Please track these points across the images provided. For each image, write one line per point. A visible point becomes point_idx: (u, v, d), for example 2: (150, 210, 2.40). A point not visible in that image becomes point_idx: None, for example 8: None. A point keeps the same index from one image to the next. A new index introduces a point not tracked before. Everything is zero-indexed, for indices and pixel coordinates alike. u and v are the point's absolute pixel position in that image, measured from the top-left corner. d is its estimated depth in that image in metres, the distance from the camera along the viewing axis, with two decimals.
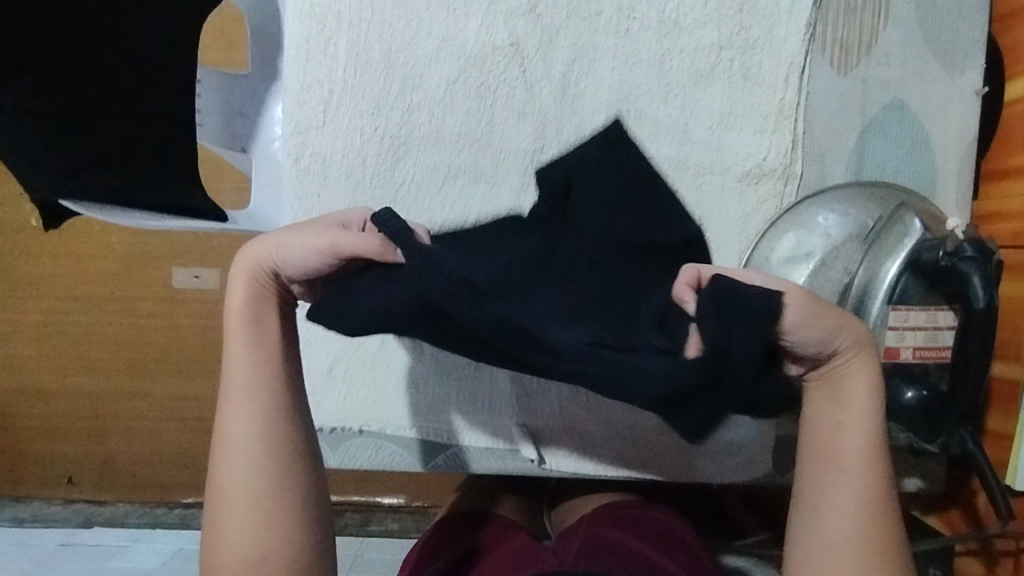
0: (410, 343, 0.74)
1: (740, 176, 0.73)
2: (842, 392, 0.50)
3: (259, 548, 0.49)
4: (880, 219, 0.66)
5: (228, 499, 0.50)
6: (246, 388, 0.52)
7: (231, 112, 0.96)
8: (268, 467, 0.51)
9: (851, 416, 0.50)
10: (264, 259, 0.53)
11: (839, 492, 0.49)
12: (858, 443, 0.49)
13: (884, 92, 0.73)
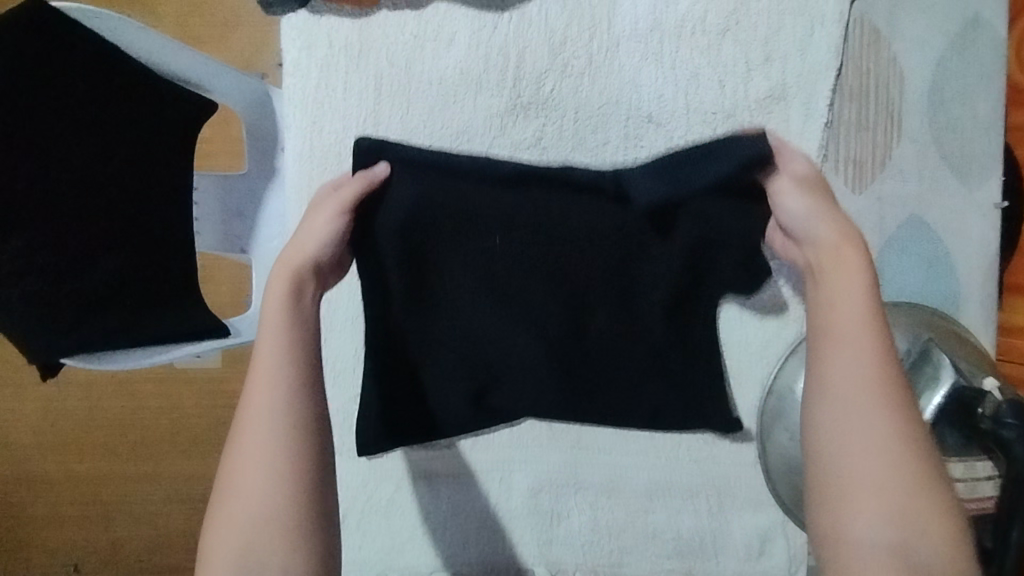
0: (427, 486, 0.72)
1: (756, 302, 0.71)
2: (775, 191, 0.54)
3: (268, 511, 0.44)
4: (909, 354, 0.64)
5: (237, 479, 0.45)
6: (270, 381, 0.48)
7: (226, 210, 0.75)
8: (285, 446, 0.46)
9: (839, 295, 0.46)
10: (287, 252, 0.55)
11: (848, 349, 0.43)
12: (826, 234, 0.50)
13: (901, 209, 0.71)
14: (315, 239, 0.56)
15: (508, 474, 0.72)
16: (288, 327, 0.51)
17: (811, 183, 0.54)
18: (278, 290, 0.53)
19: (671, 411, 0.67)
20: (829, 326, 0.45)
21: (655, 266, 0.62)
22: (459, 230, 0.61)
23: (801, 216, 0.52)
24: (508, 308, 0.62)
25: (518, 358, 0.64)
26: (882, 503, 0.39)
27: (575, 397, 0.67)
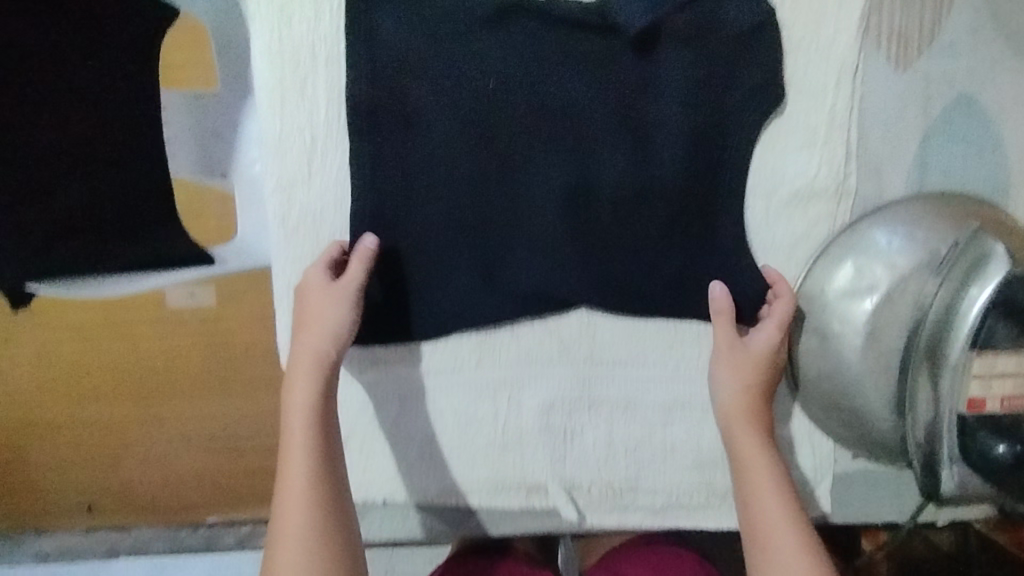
0: (432, 406, 0.68)
1: (787, 199, 0.64)
2: (724, 363, 0.61)
3: (308, 533, 0.52)
4: (956, 246, 0.58)
5: (283, 499, 0.53)
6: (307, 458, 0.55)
7: (204, 133, 0.75)
8: (319, 474, 0.55)
9: (749, 454, 0.57)
10: (309, 286, 0.61)
11: (764, 499, 0.54)
12: (735, 394, 0.60)
13: (949, 87, 0.63)
14: (328, 317, 0.60)
15: (518, 391, 0.68)
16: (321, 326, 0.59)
17: (755, 362, 0.60)
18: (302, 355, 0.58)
19: (685, 274, 0.64)
20: (747, 500, 0.55)
21: (664, 100, 0.62)
22: (455, 73, 0.61)
23: (736, 415, 0.59)
24: (505, 159, 0.62)
25: (523, 209, 0.63)
26: (787, 553, 0.52)
27: (595, 266, 0.64)
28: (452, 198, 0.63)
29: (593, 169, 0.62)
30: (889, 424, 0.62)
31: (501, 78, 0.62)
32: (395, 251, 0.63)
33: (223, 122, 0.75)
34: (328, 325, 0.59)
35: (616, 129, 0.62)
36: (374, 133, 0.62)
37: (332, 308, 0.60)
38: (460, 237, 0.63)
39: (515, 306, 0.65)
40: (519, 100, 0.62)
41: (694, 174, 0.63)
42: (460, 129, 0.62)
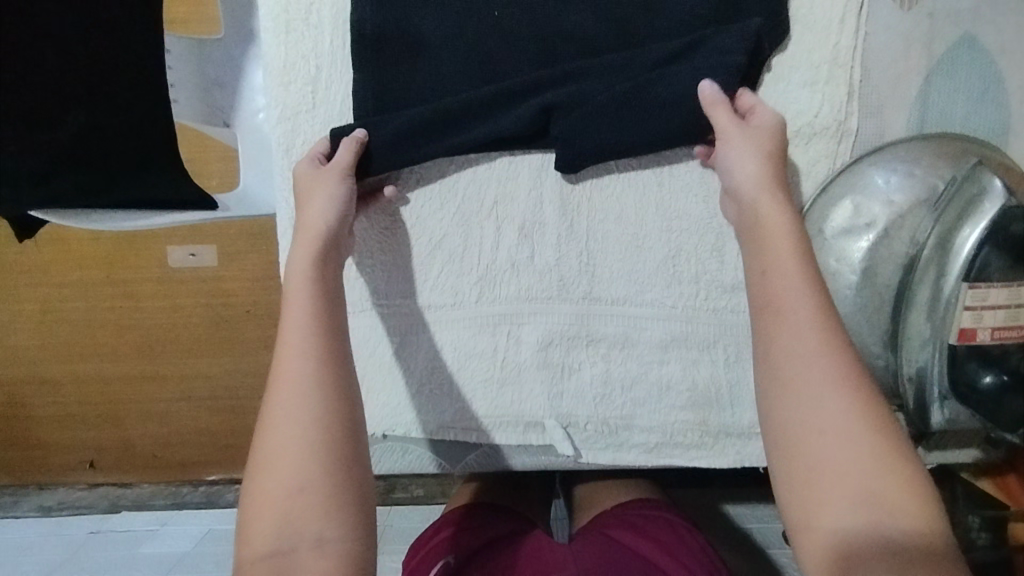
0: (432, 340, 0.69)
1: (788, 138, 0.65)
2: (731, 139, 0.59)
3: (304, 441, 0.50)
4: (952, 182, 0.59)
5: (279, 396, 0.51)
6: (303, 345, 0.53)
7: (207, 83, 0.81)
8: (318, 367, 0.53)
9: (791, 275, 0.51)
10: (314, 222, 0.60)
11: (808, 357, 0.48)
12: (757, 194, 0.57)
13: (954, 27, 0.63)
14: (323, 198, 0.61)
15: (516, 327, 0.69)
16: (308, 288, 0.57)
17: (770, 139, 0.59)
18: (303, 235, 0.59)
19: None
20: (774, 352, 0.49)
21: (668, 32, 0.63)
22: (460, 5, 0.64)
23: (756, 180, 0.57)
24: (506, 90, 0.63)
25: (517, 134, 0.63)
26: (828, 407, 0.46)
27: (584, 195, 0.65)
28: (452, 126, 0.64)
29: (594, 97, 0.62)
30: (882, 360, 0.63)
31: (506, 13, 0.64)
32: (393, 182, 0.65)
33: (223, 70, 0.82)
34: (323, 212, 0.60)
35: (619, 62, 0.63)
36: (380, 64, 0.64)
37: (323, 200, 0.61)
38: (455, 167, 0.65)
39: None
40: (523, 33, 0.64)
41: None
42: (462, 63, 0.64)
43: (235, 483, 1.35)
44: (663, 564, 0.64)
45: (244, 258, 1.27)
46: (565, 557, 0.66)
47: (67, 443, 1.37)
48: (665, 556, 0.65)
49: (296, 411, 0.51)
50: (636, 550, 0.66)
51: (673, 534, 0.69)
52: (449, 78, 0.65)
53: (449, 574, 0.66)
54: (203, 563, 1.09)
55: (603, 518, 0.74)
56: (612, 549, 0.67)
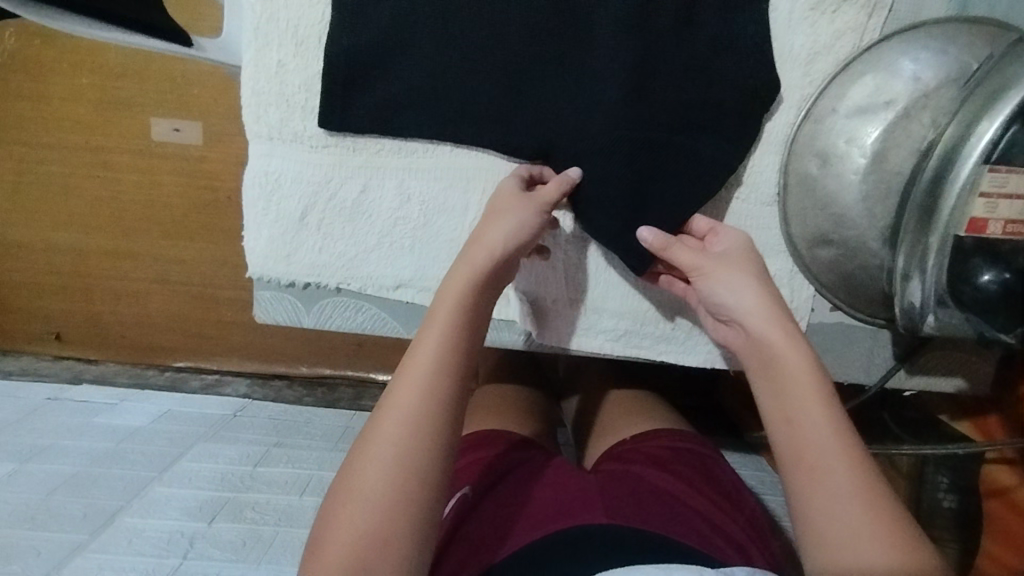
0: (398, 188, 0.64)
1: (814, 3, 0.58)
2: (711, 272, 0.56)
3: (396, 477, 0.44)
4: (989, 61, 0.52)
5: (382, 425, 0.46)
6: (423, 375, 0.47)
7: None
8: (433, 409, 0.46)
9: (807, 408, 0.49)
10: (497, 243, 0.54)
11: (820, 437, 0.47)
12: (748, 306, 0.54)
13: None
14: (508, 219, 0.55)
15: (485, 181, 0.63)
16: (451, 326, 0.50)
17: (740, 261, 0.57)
18: (473, 252, 0.53)
19: (694, 69, 0.58)
20: (795, 429, 0.48)
21: None
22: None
23: (761, 314, 0.53)
24: None
25: None
26: (842, 493, 0.45)
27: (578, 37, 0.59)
28: None
29: None
30: (879, 260, 0.58)
31: None
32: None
33: None
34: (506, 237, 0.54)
35: None
36: None
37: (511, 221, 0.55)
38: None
39: (502, 88, 0.59)
40: None
41: None
42: None
43: (201, 372, 1.27)
44: (706, 504, 0.59)
45: (228, 137, 1.17)
46: (596, 490, 0.58)
47: (30, 314, 1.29)
48: (700, 492, 0.60)
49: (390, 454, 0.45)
50: (668, 489, 0.59)
51: (704, 469, 0.64)
52: None
53: (465, 503, 0.59)
54: (157, 438, 0.96)
55: (618, 450, 0.67)
56: (644, 483, 0.59)
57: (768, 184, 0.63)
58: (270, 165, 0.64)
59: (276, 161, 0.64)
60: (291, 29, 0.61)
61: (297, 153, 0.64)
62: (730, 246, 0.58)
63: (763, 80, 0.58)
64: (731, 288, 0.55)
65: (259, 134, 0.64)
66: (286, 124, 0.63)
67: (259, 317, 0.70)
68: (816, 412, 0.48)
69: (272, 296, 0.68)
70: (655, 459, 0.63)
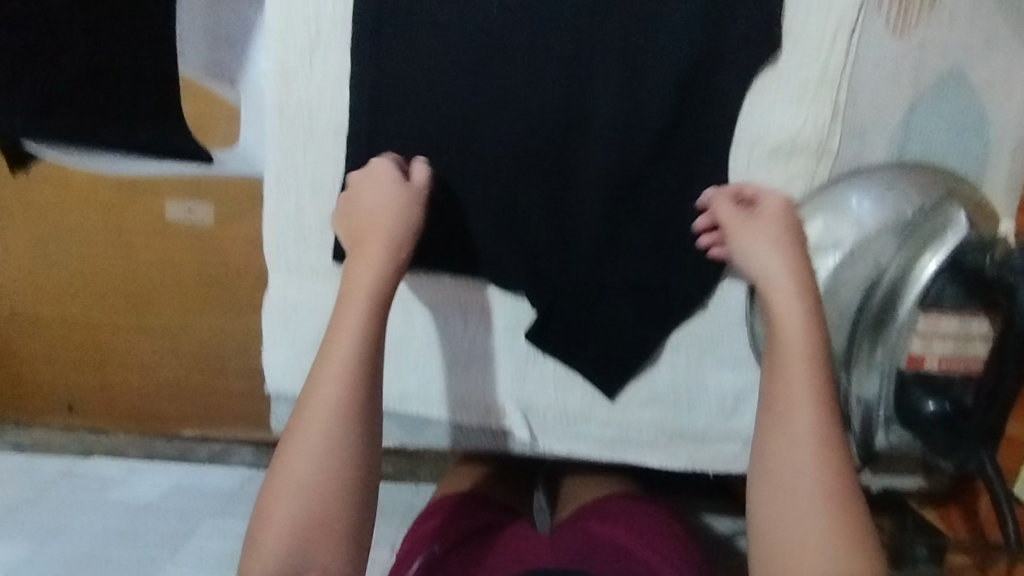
0: (404, 310, 0.70)
1: (769, 152, 0.66)
2: (757, 235, 0.59)
3: (319, 468, 0.49)
4: (921, 211, 0.60)
5: (307, 428, 0.50)
6: (339, 367, 0.51)
7: (216, 38, 0.76)
8: (352, 391, 0.51)
9: (801, 405, 0.48)
10: (401, 236, 0.59)
11: (796, 398, 0.49)
12: (773, 254, 0.56)
13: (942, 61, 0.64)
14: (390, 213, 0.59)
15: (483, 306, 0.70)
16: (360, 323, 0.54)
17: (778, 221, 0.59)
18: (371, 248, 0.57)
19: (665, 211, 0.66)
20: (782, 423, 0.49)
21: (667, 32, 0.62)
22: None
23: (782, 274, 0.55)
24: (499, 79, 0.64)
25: (513, 120, 0.65)
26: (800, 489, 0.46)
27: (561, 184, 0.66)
28: (441, 104, 0.65)
29: (585, 88, 0.64)
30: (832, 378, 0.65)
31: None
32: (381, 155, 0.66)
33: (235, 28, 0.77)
34: (406, 230, 0.59)
35: (608, 59, 0.63)
36: (375, 37, 0.64)
37: (376, 196, 0.60)
38: (443, 145, 0.65)
39: (494, 228, 0.67)
40: (516, 20, 0.62)
41: (687, 106, 0.63)
42: (459, 44, 0.63)
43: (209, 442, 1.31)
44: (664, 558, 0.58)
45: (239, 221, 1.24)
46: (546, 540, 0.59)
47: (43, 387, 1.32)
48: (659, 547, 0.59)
49: (312, 449, 0.50)
50: (619, 540, 0.60)
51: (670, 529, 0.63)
52: (439, 58, 0.64)
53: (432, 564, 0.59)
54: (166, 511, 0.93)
55: (591, 507, 0.68)
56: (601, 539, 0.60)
57: (737, 305, 0.69)
58: (286, 294, 0.71)
59: (292, 291, 0.71)
60: (309, 178, 0.69)
61: (312, 283, 0.70)
62: (762, 212, 0.60)
63: None
64: (756, 248, 0.57)
65: (276, 266, 0.70)
66: (303, 259, 0.70)
67: (274, 424, 0.76)
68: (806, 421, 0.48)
69: (286, 408, 0.74)
70: (616, 517, 0.64)
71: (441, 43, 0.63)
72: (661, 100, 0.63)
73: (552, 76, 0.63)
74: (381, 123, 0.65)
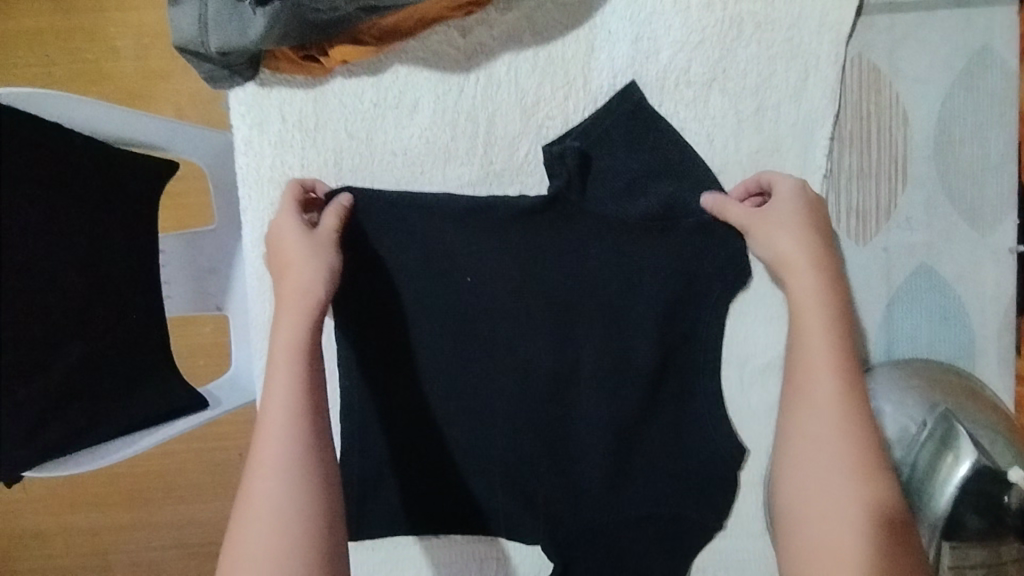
0: (424, 571, 0.70)
1: (759, 368, 0.67)
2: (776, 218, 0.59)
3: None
4: (925, 428, 0.60)
5: (250, 518, 0.49)
6: (279, 431, 0.51)
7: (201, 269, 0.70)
8: (290, 486, 0.49)
9: (825, 406, 0.52)
10: (307, 283, 0.57)
11: (831, 475, 0.50)
12: (788, 243, 0.58)
13: (909, 259, 0.66)
14: (306, 260, 0.57)
15: (502, 556, 0.69)
16: (287, 405, 0.52)
17: (796, 208, 0.59)
18: (287, 335, 0.55)
19: (668, 443, 0.66)
20: (797, 485, 0.51)
21: (641, 278, 0.64)
22: (434, 262, 0.64)
23: (795, 265, 0.57)
24: (486, 344, 0.65)
25: (505, 379, 0.65)
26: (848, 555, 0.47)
27: (560, 433, 0.65)
28: (431, 375, 0.65)
29: (570, 340, 0.65)
30: None
31: (465, 265, 0.64)
32: (379, 428, 0.66)
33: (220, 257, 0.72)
34: (298, 233, 0.59)
35: (588, 312, 0.65)
36: (358, 322, 0.64)
37: (291, 242, 0.58)
38: (442, 410, 0.65)
39: (502, 485, 0.66)
40: (495, 288, 0.64)
41: (671, 342, 0.65)
42: (441, 316, 0.64)
43: None
44: None
45: None
46: None
47: None
48: None
49: (273, 506, 0.49)
50: None
51: None
52: (421, 333, 0.65)
53: None
54: None
55: None
56: None
57: (756, 519, 0.68)
58: None
59: None
60: None
61: None
62: (792, 193, 0.60)
63: (727, 444, 0.66)
64: (777, 234, 0.58)
65: None
66: None
67: None
68: (842, 484, 0.49)
69: None
70: None
71: (422, 316, 0.64)
72: (646, 341, 0.65)
73: (538, 334, 0.65)
74: (375, 398, 0.65)
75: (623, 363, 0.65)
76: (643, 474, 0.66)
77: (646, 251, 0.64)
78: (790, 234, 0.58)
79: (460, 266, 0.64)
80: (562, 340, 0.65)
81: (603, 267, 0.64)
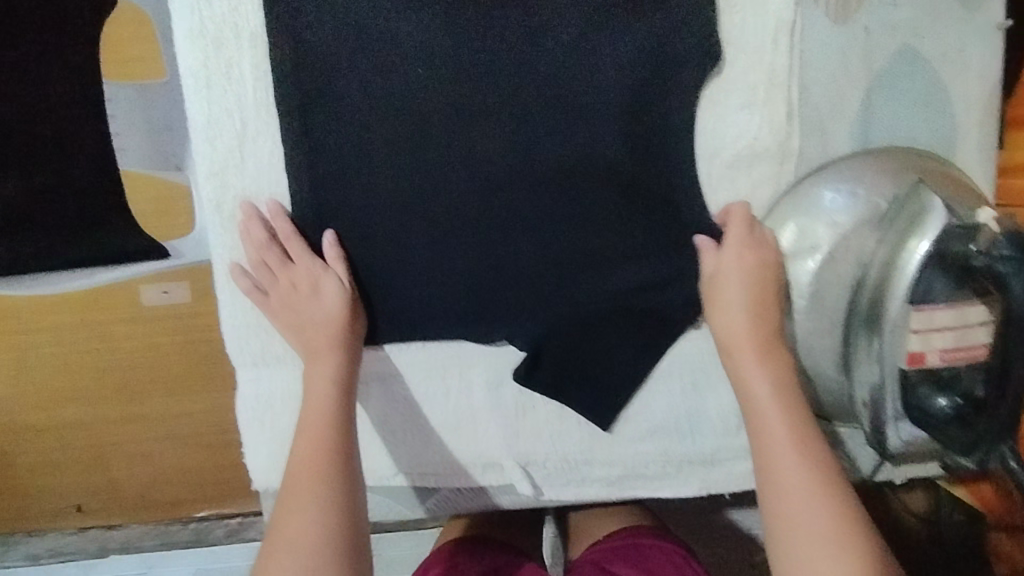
0: (382, 386, 0.67)
1: (729, 162, 0.63)
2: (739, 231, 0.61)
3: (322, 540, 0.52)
4: (894, 201, 0.58)
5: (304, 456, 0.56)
6: (330, 391, 0.59)
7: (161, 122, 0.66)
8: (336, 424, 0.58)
9: (737, 312, 0.60)
10: (321, 282, 0.62)
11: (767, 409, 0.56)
12: (734, 268, 0.60)
13: (892, 39, 0.62)
14: (325, 275, 0.62)
15: (464, 366, 0.67)
16: (335, 362, 0.60)
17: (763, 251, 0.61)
18: (311, 311, 0.62)
19: (634, 240, 0.63)
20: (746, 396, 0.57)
21: (602, 62, 0.60)
22: (381, 49, 0.60)
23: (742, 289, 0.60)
24: (440, 137, 0.61)
25: (463, 175, 0.62)
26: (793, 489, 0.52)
27: (522, 232, 0.63)
28: (384, 172, 0.62)
29: (529, 131, 0.61)
30: (836, 384, 0.61)
31: (416, 52, 0.60)
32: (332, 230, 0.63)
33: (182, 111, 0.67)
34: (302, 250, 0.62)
35: (548, 100, 0.61)
36: (305, 117, 0.61)
37: (298, 242, 0.62)
38: (399, 210, 0.62)
39: (463, 287, 0.64)
40: (448, 76, 0.60)
41: (635, 131, 0.61)
42: (392, 108, 0.61)
43: None
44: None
45: None
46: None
47: None
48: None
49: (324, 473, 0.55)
50: None
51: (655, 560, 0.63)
52: (372, 127, 0.61)
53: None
54: None
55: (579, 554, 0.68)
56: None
57: None
58: (260, 388, 0.68)
59: (264, 384, 0.67)
60: None
61: (288, 376, 0.67)
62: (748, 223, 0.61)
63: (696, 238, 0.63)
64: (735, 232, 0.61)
65: (244, 363, 0.67)
66: (268, 350, 0.67)
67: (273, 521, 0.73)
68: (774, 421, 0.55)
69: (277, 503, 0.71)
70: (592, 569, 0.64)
71: (371, 109, 0.61)
72: (609, 130, 0.61)
73: (496, 126, 0.61)
74: (327, 199, 0.62)
75: (585, 155, 0.62)
76: (607, 273, 0.64)
77: (609, 34, 0.60)
78: (735, 297, 0.60)
79: (409, 52, 0.60)
80: (522, 132, 0.61)
81: (562, 50, 0.60)
